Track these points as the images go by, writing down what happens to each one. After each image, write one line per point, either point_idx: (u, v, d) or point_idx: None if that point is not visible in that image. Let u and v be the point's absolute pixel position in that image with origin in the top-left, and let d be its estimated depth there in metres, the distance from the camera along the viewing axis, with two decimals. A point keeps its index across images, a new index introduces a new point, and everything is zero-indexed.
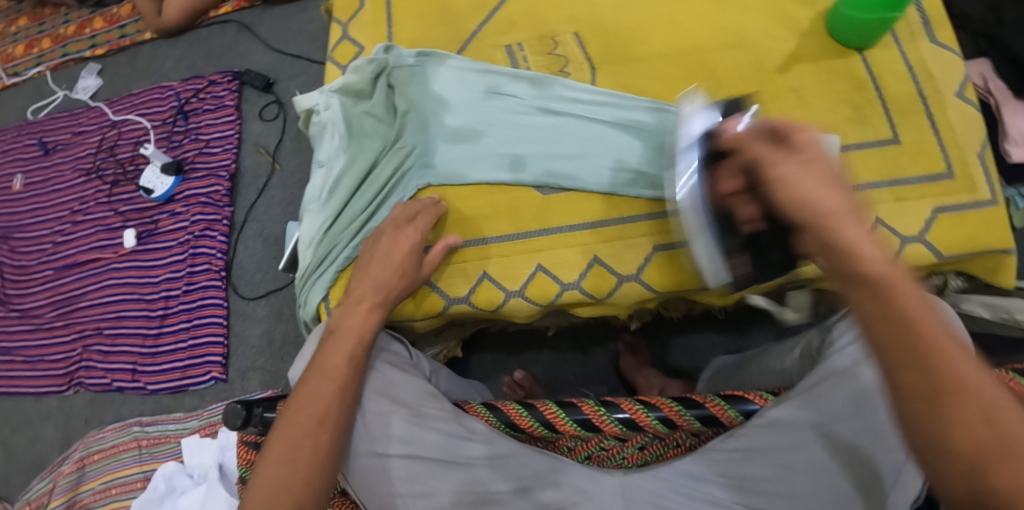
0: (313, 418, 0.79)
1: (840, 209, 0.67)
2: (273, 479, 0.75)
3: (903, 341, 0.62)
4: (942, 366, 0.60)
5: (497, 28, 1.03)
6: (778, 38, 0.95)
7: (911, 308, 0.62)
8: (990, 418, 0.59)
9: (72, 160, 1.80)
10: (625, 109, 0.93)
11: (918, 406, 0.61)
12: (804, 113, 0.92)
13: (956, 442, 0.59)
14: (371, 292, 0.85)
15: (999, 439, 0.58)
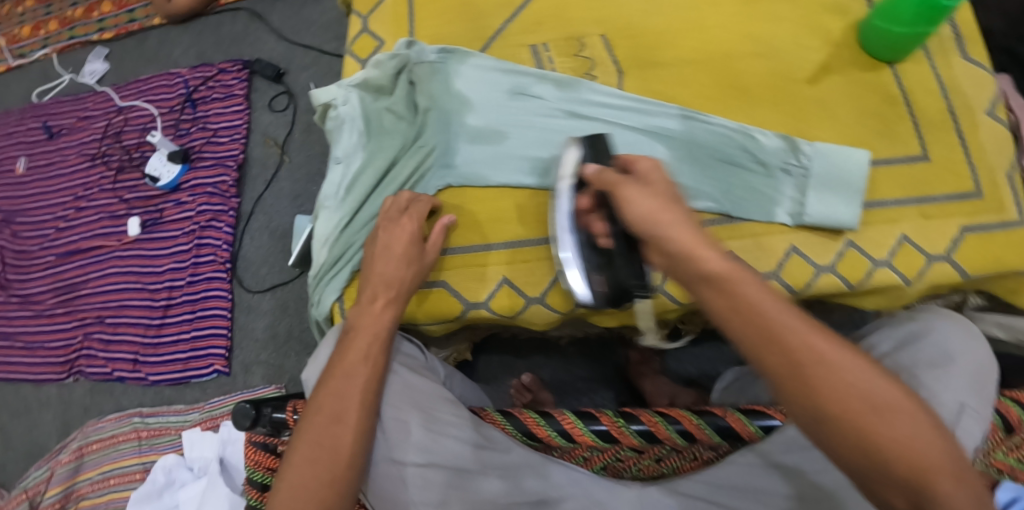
0: (334, 418, 0.78)
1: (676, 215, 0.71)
2: (300, 481, 0.75)
3: (756, 331, 0.65)
4: (792, 343, 0.64)
5: (522, 27, 1.01)
6: (809, 49, 0.93)
7: (757, 295, 0.65)
8: (847, 378, 0.63)
9: (77, 145, 1.77)
10: (653, 115, 0.92)
11: (793, 386, 0.64)
12: (832, 125, 0.90)
13: (825, 412, 0.63)
14: (383, 288, 0.85)
15: (864, 398, 0.62)
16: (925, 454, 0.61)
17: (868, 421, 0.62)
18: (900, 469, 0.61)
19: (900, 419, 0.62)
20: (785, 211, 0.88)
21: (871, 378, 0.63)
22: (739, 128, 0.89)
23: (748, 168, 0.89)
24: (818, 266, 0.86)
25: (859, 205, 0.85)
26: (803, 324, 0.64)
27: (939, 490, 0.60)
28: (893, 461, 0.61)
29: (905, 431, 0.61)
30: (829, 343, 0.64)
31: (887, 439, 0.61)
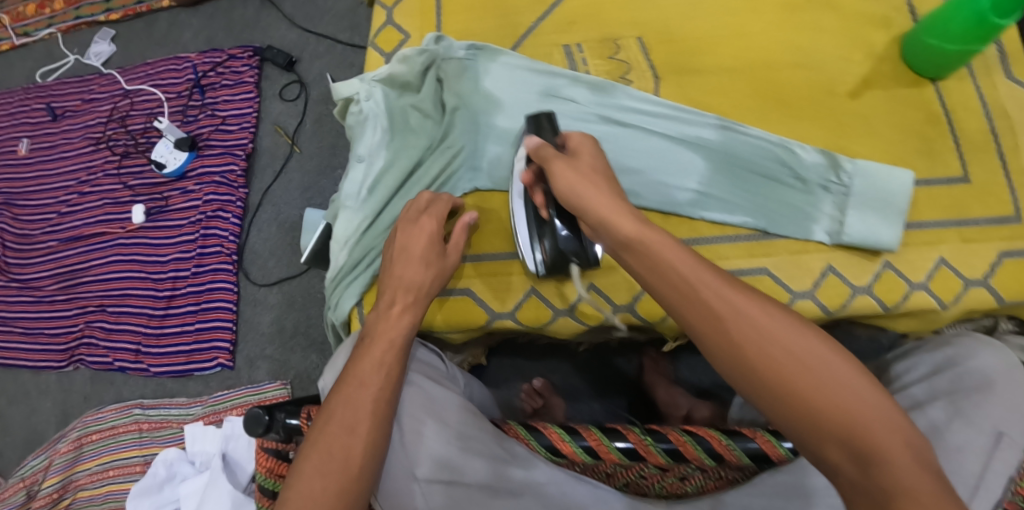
0: (345, 427, 0.73)
1: (601, 184, 0.76)
2: (307, 493, 0.70)
3: (676, 289, 0.67)
4: (709, 297, 0.65)
5: (555, 26, 0.98)
6: (851, 62, 0.91)
7: (677, 255, 0.68)
8: (767, 332, 0.63)
9: (82, 128, 1.73)
10: (690, 124, 0.89)
11: (716, 345, 0.64)
12: (872, 143, 0.88)
13: (750, 368, 0.63)
14: (402, 293, 0.83)
15: (789, 355, 0.62)
16: (856, 404, 0.59)
17: (794, 373, 0.61)
18: (831, 420, 0.59)
19: (828, 369, 0.61)
20: (823, 229, 0.85)
21: (793, 332, 0.63)
22: (778, 141, 0.87)
23: (786, 184, 0.87)
24: (854, 287, 0.85)
25: (901, 227, 0.83)
26: (722, 279, 0.66)
27: (875, 440, 0.58)
28: (823, 412, 0.60)
29: (830, 382, 0.60)
30: (748, 297, 0.65)
31: (813, 390, 0.60)
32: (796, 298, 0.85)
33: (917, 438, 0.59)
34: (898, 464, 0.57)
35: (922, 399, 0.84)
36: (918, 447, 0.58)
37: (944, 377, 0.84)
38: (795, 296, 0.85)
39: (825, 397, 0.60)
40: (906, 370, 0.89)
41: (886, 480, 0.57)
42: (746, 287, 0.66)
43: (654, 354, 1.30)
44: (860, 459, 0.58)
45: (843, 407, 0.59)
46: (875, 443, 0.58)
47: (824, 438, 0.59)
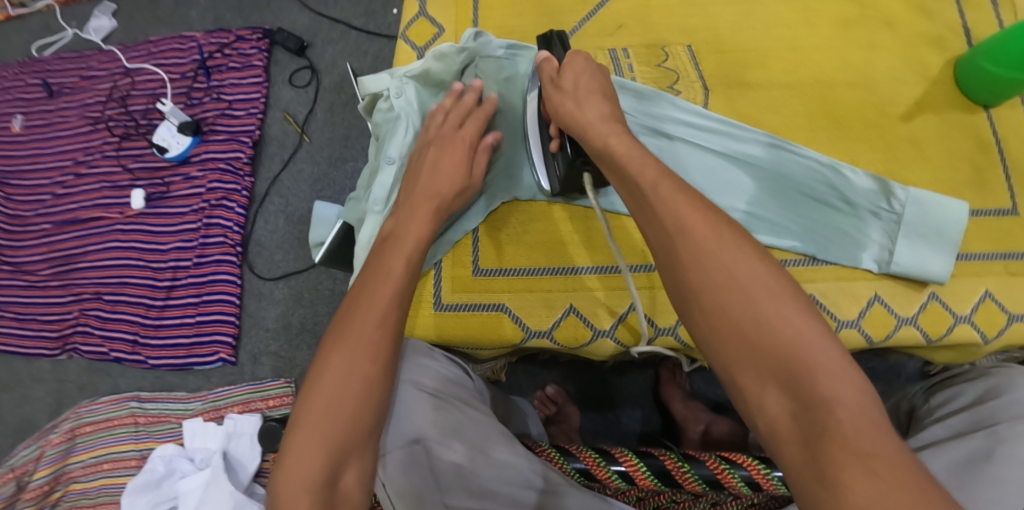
0: (373, 322, 0.73)
1: (591, 105, 0.76)
2: (332, 388, 0.69)
3: (640, 205, 0.68)
4: (668, 216, 0.65)
5: (601, 28, 0.96)
6: (905, 83, 0.89)
7: (647, 172, 0.69)
8: (722, 258, 0.62)
9: (79, 106, 1.66)
10: (740, 140, 0.86)
11: (669, 263, 0.65)
12: (924, 170, 0.86)
13: (697, 289, 0.63)
14: (424, 200, 0.82)
15: (725, 274, 0.62)
16: (799, 340, 0.59)
17: (743, 302, 0.61)
18: (768, 351, 0.59)
19: (778, 301, 0.60)
20: (871, 257, 0.83)
21: (750, 260, 0.63)
22: (829, 163, 0.84)
23: (835, 207, 0.84)
24: (900, 317, 0.83)
25: (952, 259, 0.81)
26: (685, 198, 0.66)
27: (813, 378, 0.57)
28: (765, 344, 0.59)
29: (777, 313, 0.60)
30: (708, 220, 0.65)
31: (756, 320, 0.60)
32: (841, 327, 0.83)
33: (860, 377, 0.58)
34: (834, 404, 0.56)
35: (959, 430, 0.81)
36: (859, 388, 0.57)
37: (985, 407, 0.81)
38: (841, 324, 0.82)
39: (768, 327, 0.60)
40: (949, 398, 0.86)
41: (814, 417, 0.57)
42: (712, 209, 0.66)
43: (670, 365, 1.27)
44: (795, 394, 0.58)
45: (785, 340, 0.59)
46: (811, 380, 0.57)
47: (760, 368, 0.59)
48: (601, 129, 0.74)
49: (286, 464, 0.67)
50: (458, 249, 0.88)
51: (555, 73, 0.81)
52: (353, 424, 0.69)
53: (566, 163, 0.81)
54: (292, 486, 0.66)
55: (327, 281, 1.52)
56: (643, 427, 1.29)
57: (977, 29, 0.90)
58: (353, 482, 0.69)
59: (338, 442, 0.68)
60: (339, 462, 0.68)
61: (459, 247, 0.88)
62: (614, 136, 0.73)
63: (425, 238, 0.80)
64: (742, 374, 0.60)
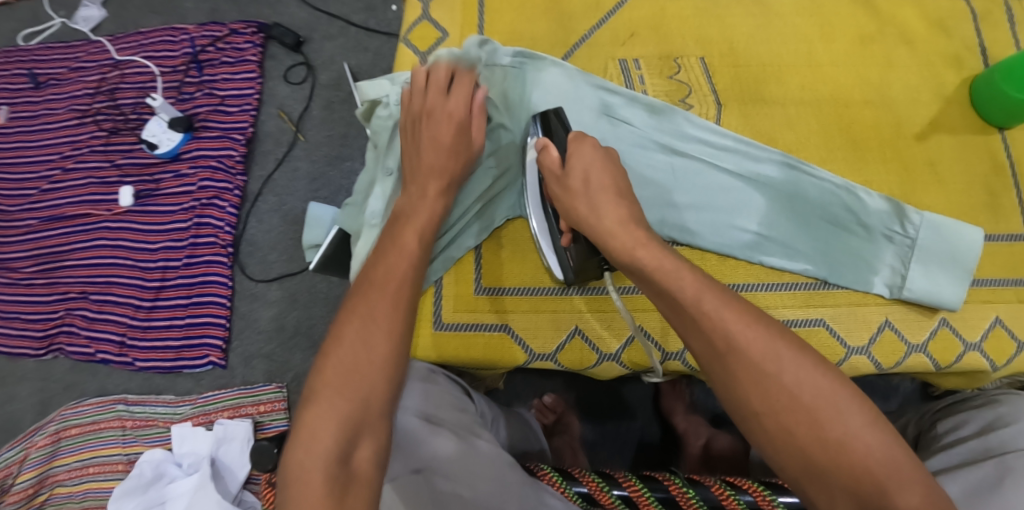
0: (388, 302, 0.71)
1: (609, 209, 0.74)
2: (346, 359, 0.67)
3: (684, 322, 0.67)
4: (718, 335, 0.65)
5: (612, 37, 0.93)
6: (922, 103, 0.87)
7: (686, 288, 0.67)
8: (783, 378, 0.63)
9: (66, 98, 1.61)
10: (754, 159, 0.84)
11: (724, 381, 0.65)
12: (939, 193, 0.84)
13: (761, 413, 0.63)
14: (434, 178, 0.79)
15: (786, 395, 0.63)
16: (867, 457, 0.60)
17: (809, 421, 0.62)
18: (843, 470, 0.60)
19: (844, 418, 0.62)
20: (882, 281, 0.82)
21: (809, 375, 0.63)
22: (843, 185, 0.82)
23: (849, 231, 0.82)
24: (909, 344, 0.81)
25: (966, 286, 0.80)
26: (732, 311, 0.65)
27: (888, 497, 0.59)
28: (835, 462, 0.61)
29: (845, 433, 0.61)
30: (759, 333, 0.65)
31: (825, 441, 0.61)
32: (850, 353, 0.81)
33: (930, 485, 0.60)
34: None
35: (974, 457, 0.79)
36: (933, 498, 0.59)
37: (993, 436, 0.80)
38: (851, 351, 0.81)
39: (837, 445, 0.61)
40: (956, 425, 0.85)
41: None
42: (760, 322, 0.65)
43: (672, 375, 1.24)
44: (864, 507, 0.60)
45: (855, 456, 0.61)
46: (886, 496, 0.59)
47: (834, 488, 0.61)
48: (626, 236, 0.72)
49: (297, 438, 0.65)
50: (461, 265, 0.86)
51: (559, 169, 0.77)
52: (368, 397, 0.66)
53: (583, 255, 0.79)
54: (305, 461, 0.63)
55: (323, 284, 1.49)
56: (641, 436, 1.26)
57: (995, 48, 0.88)
58: (368, 459, 0.65)
59: (352, 415, 0.65)
60: (354, 435, 0.65)
61: (461, 263, 0.87)
62: (643, 247, 0.71)
63: (436, 215, 0.79)
64: (815, 494, 0.61)
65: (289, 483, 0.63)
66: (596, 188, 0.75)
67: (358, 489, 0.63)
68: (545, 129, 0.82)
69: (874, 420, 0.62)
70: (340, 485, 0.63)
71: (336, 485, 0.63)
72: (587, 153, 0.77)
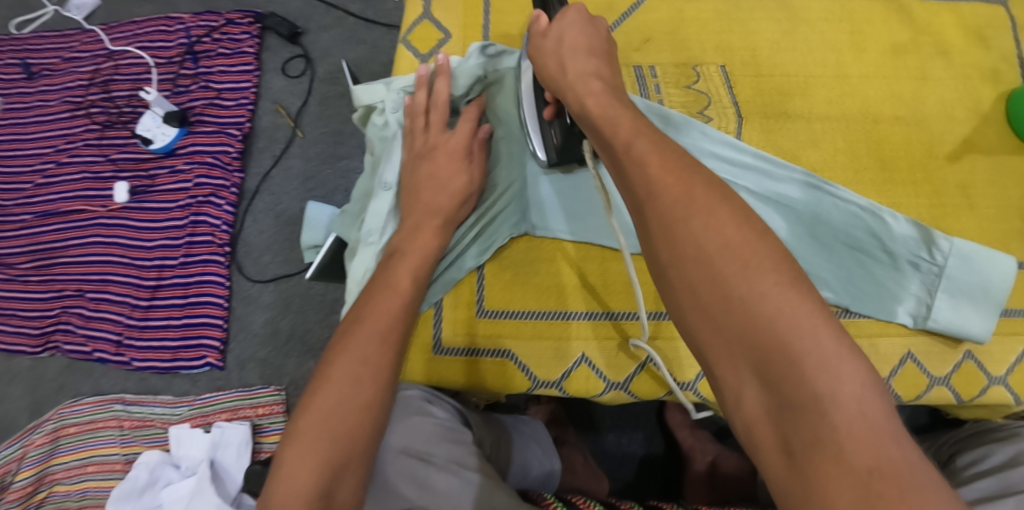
0: (382, 330, 0.68)
1: (575, 63, 0.73)
2: (335, 398, 0.63)
3: (619, 170, 0.63)
4: (640, 179, 0.60)
5: (627, 41, 0.88)
6: (955, 121, 0.83)
7: (622, 127, 0.65)
8: (690, 228, 0.56)
9: (60, 89, 1.57)
10: (776, 179, 0.79)
11: (650, 236, 0.59)
12: (972, 220, 0.79)
13: (680, 274, 0.56)
14: (429, 215, 0.78)
15: (694, 250, 0.55)
16: (785, 324, 0.51)
17: (713, 281, 0.54)
18: (747, 336, 0.52)
19: (755, 279, 0.53)
20: (907, 311, 0.77)
21: (722, 227, 0.56)
22: (870, 208, 0.78)
23: (874, 258, 0.78)
24: (932, 378, 0.77)
25: (995, 319, 0.76)
26: (655, 153, 0.61)
27: (798, 373, 0.50)
28: (741, 329, 0.52)
29: (751, 291, 0.53)
30: (681, 178, 0.59)
31: (730, 305, 0.53)
32: None
33: (855, 362, 0.50)
34: (827, 404, 0.49)
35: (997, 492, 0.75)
36: (857, 377, 0.50)
37: (1015, 471, 0.75)
38: None
39: (742, 308, 0.53)
40: (978, 458, 0.81)
41: (800, 419, 0.49)
42: (687, 167, 0.60)
43: None
44: (773, 388, 0.51)
45: (764, 322, 0.52)
46: (794, 370, 0.50)
47: (736, 358, 0.52)
48: (581, 88, 0.71)
49: (279, 474, 0.61)
50: (461, 287, 0.82)
51: (543, 29, 0.77)
52: (351, 440, 0.62)
53: (564, 131, 0.78)
54: (284, 499, 0.59)
55: (320, 287, 1.46)
56: (645, 449, 1.23)
57: None
58: (349, 500, 0.61)
59: (337, 454, 0.61)
60: (338, 474, 0.61)
61: (461, 285, 0.83)
62: (591, 97, 0.69)
63: (433, 252, 0.77)
64: (717, 367, 0.54)
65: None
66: (565, 47, 0.74)
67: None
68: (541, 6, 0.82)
69: (792, 283, 0.53)
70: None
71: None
72: (570, 18, 0.76)
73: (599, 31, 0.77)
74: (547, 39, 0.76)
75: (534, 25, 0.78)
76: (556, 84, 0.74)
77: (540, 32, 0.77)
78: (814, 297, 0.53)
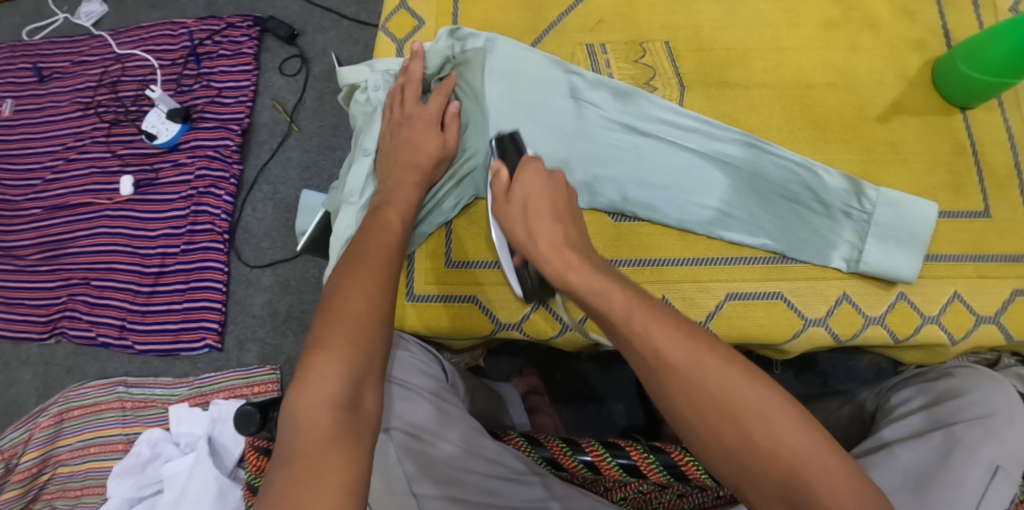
0: (381, 262, 0.75)
1: (545, 233, 0.76)
2: (353, 313, 0.70)
3: (618, 336, 0.68)
4: (645, 347, 0.65)
5: (583, 23, 0.96)
6: (884, 84, 0.89)
7: (616, 300, 0.69)
8: (709, 390, 0.63)
9: (70, 91, 1.66)
10: (716, 139, 0.87)
11: (669, 395, 0.64)
12: (901, 172, 0.86)
13: (703, 428, 0.63)
14: (408, 175, 0.86)
15: (713, 405, 0.63)
16: (799, 458, 0.60)
17: (738, 433, 0.62)
18: (774, 475, 0.60)
19: (774, 428, 0.61)
20: (841, 256, 0.84)
21: (735, 384, 0.63)
22: (804, 163, 0.85)
23: (809, 208, 0.85)
24: (867, 317, 0.84)
25: (922, 258, 0.82)
26: (656, 324, 0.65)
27: (817, 495, 0.59)
28: (766, 468, 0.61)
29: (769, 438, 0.61)
30: (688, 346, 0.65)
31: (757, 452, 0.61)
32: (809, 325, 0.84)
33: (861, 483, 0.60)
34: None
35: (923, 428, 0.81)
36: (860, 492, 0.59)
37: (943, 407, 0.81)
38: (808, 323, 0.84)
39: (767, 454, 0.61)
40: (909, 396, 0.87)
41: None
42: (692, 335, 0.65)
43: None
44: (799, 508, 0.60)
45: (784, 463, 0.60)
46: (814, 495, 0.59)
47: (767, 491, 0.61)
48: (556, 261, 0.74)
49: (304, 381, 0.66)
50: (432, 241, 0.91)
51: (505, 193, 0.81)
52: (370, 352, 0.69)
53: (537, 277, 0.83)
54: (313, 403, 0.65)
55: (315, 270, 1.52)
56: (626, 421, 1.28)
57: (958, 29, 0.91)
58: (373, 408, 0.68)
59: (359, 364, 0.68)
60: (360, 382, 0.67)
61: (433, 238, 0.92)
62: (574, 271, 0.73)
63: (413, 205, 0.85)
64: (751, 498, 0.62)
65: (296, 427, 0.64)
66: (533, 214, 0.78)
67: (366, 432, 0.65)
68: (500, 154, 0.86)
69: (802, 426, 0.62)
70: (349, 427, 0.64)
71: (345, 429, 0.64)
72: (530, 179, 0.80)
73: (559, 186, 0.80)
74: (523, 204, 0.79)
75: (494, 180, 0.83)
76: (529, 251, 0.78)
77: (505, 200, 0.81)
78: (820, 433, 0.62)
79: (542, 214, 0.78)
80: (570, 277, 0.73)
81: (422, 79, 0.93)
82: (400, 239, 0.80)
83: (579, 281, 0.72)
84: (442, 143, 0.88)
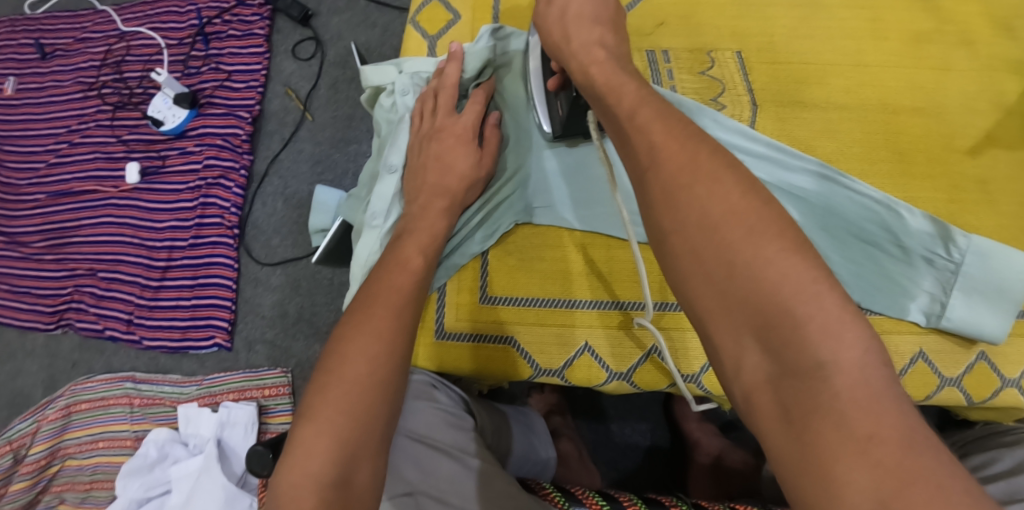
0: (391, 311, 0.68)
1: (581, 32, 0.70)
2: (350, 376, 0.63)
3: (618, 135, 0.60)
4: (641, 144, 0.57)
5: (638, 27, 0.86)
6: (977, 113, 0.80)
7: (626, 96, 0.62)
8: (696, 193, 0.53)
9: (73, 70, 1.57)
10: (788, 169, 0.78)
11: (649, 197, 0.56)
12: (993, 216, 0.77)
13: (677, 241, 0.54)
14: (436, 199, 0.78)
15: (696, 208, 0.53)
16: (785, 289, 0.49)
17: (717, 247, 0.52)
18: (750, 304, 0.50)
19: (761, 246, 0.51)
20: (920, 308, 0.75)
21: (726, 189, 0.53)
22: (884, 201, 0.76)
23: (885, 251, 0.76)
24: (943, 378, 0.75)
25: (1011, 319, 0.73)
26: (658, 121, 0.58)
27: (800, 340, 0.48)
28: (745, 296, 0.50)
29: (754, 257, 0.50)
30: (685, 145, 0.56)
31: (735, 275, 0.51)
32: None
33: (862, 333, 0.48)
34: (828, 369, 0.47)
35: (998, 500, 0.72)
36: (861, 344, 0.48)
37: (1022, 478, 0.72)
38: None
39: (749, 279, 0.50)
40: (986, 462, 0.79)
41: (801, 386, 0.47)
42: (692, 134, 0.56)
43: None
44: (773, 350, 0.49)
45: (768, 293, 0.49)
46: (798, 337, 0.48)
47: (737, 326, 0.50)
48: (583, 56, 0.67)
49: (290, 457, 0.60)
50: (465, 273, 0.83)
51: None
52: (369, 423, 0.61)
53: (569, 103, 0.76)
54: (298, 484, 0.58)
55: (328, 270, 1.45)
56: (650, 441, 1.19)
57: None
58: (367, 485, 0.60)
59: (353, 438, 0.60)
60: (353, 458, 0.60)
61: (465, 270, 0.83)
62: (595, 64, 0.66)
63: (440, 235, 0.77)
64: (715, 332, 0.51)
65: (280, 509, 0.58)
66: (571, 13, 0.71)
67: None
68: None
69: (801, 253, 0.51)
70: None
71: None
72: None
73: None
74: (565, 8, 0.72)
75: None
76: (559, 53, 0.71)
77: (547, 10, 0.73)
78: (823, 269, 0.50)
79: (579, 19, 0.71)
80: (588, 71, 0.66)
81: (457, 83, 0.84)
82: (420, 278, 0.72)
83: (599, 77, 0.65)
84: (476, 162, 0.80)
